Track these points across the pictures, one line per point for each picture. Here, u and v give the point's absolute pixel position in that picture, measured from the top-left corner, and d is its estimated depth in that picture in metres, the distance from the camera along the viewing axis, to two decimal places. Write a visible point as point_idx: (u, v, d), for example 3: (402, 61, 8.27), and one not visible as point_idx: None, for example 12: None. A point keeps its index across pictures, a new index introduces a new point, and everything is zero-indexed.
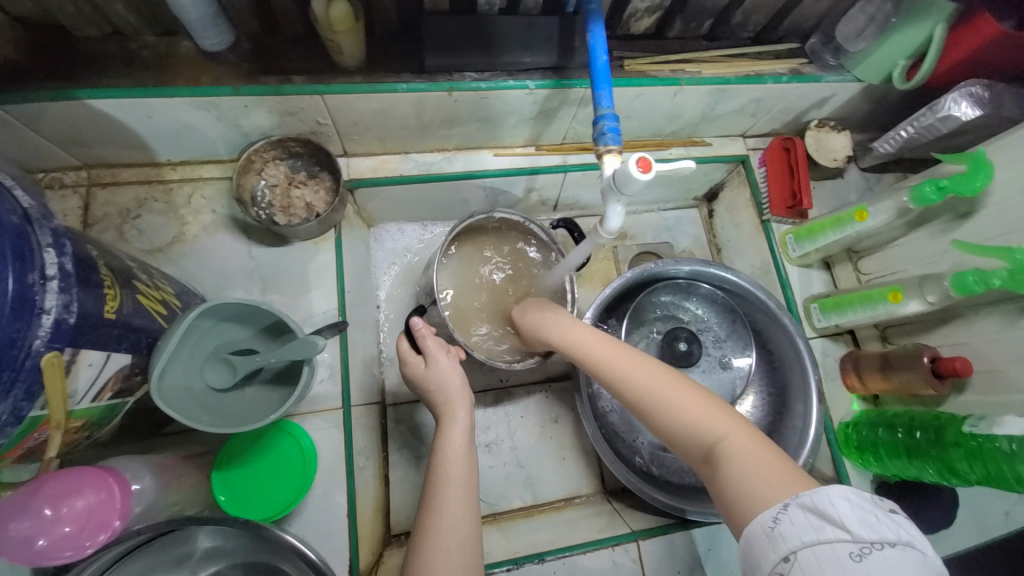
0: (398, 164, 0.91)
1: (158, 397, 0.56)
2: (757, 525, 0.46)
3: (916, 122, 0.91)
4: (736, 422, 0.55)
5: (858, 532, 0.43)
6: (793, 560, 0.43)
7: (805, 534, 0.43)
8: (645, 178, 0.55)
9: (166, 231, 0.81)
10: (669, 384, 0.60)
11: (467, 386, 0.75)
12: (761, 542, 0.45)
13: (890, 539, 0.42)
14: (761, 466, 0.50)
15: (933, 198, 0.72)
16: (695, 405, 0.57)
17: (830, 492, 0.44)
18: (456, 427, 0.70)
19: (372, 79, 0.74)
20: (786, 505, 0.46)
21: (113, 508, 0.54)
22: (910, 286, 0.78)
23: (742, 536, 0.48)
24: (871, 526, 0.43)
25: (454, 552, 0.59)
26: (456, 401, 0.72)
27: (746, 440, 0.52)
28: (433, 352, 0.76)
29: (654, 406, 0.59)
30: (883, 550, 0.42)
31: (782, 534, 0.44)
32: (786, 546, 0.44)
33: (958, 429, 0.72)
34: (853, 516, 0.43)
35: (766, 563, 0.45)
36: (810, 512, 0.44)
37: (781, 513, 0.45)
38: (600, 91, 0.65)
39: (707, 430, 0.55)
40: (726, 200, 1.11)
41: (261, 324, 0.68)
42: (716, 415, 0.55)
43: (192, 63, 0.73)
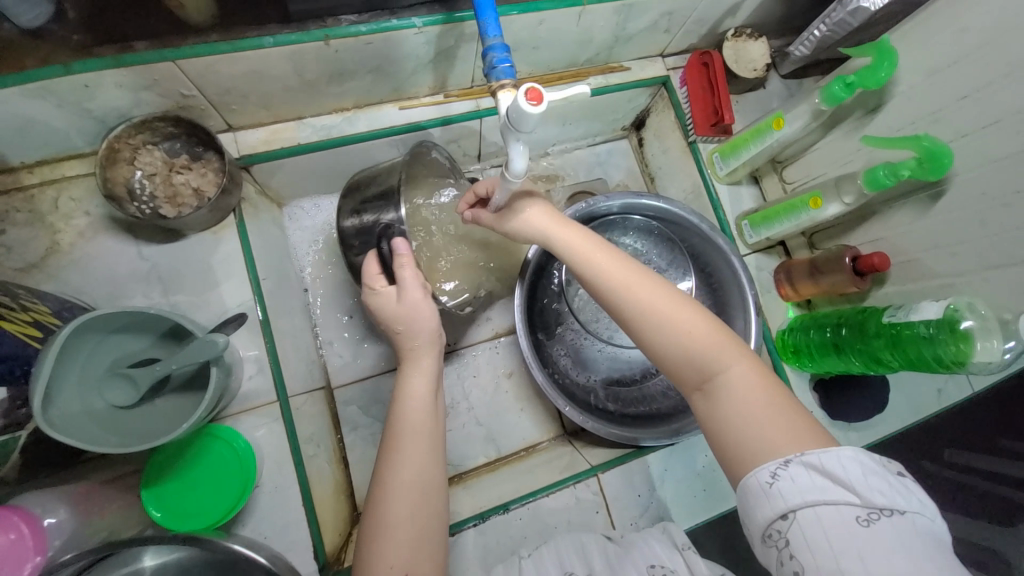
0: (294, 132, 0.83)
1: (46, 424, 0.51)
2: (756, 479, 0.49)
3: (828, 19, 0.88)
4: (744, 363, 0.57)
5: (866, 498, 0.46)
6: (792, 518, 0.46)
7: (807, 494, 0.47)
8: (539, 110, 0.51)
9: (36, 245, 0.70)
10: (685, 318, 0.60)
11: (436, 330, 0.72)
12: (761, 497, 0.49)
13: (898, 506, 0.45)
14: (767, 414, 0.53)
15: (843, 96, 0.71)
16: (703, 337, 0.59)
17: (839, 455, 0.48)
18: (414, 379, 0.69)
19: (231, 37, 0.65)
20: (788, 462, 0.49)
21: (26, 546, 0.51)
22: (828, 190, 0.78)
23: (739, 488, 0.51)
24: (879, 492, 0.46)
25: (415, 494, 0.59)
26: (421, 348, 0.71)
27: (752, 384, 0.55)
28: (407, 284, 0.69)
29: (660, 329, 0.60)
30: (888, 515, 0.45)
31: (782, 492, 0.48)
32: (786, 504, 0.47)
33: (878, 320, 0.75)
34: (864, 484, 0.46)
35: (764, 517, 0.48)
36: (819, 475, 0.47)
37: (783, 470, 0.48)
38: (485, 19, 0.58)
39: (716, 368, 0.57)
40: (654, 126, 1.08)
41: (160, 329, 0.62)
42: (726, 354, 0.57)
43: (8, 43, 0.61)
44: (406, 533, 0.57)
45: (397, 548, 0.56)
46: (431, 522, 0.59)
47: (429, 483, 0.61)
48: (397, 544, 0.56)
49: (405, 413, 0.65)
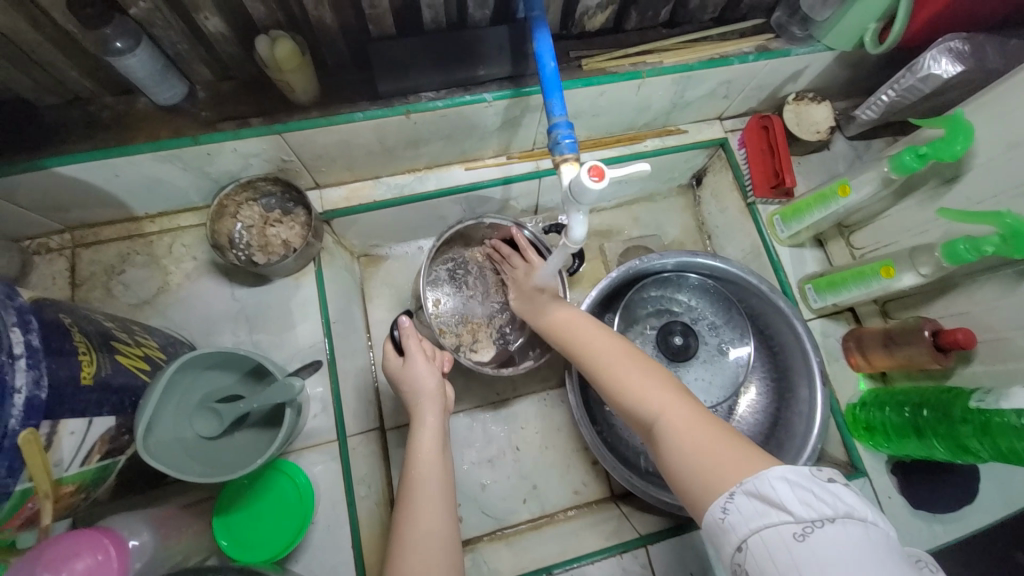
0: (371, 190, 0.91)
1: (145, 454, 0.56)
2: (709, 515, 0.46)
3: (897, 85, 0.87)
4: (680, 405, 0.56)
5: (799, 512, 0.42)
6: (745, 548, 0.43)
7: (751, 520, 0.43)
8: (600, 186, 0.54)
9: (150, 283, 0.83)
10: (633, 374, 0.62)
11: (439, 388, 0.76)
12: (714, 532, 0.45)
13: (830, 514, 0.41)
14: (702, 453, 0.50)
15: (915, 166, 0.70)
16: (640, 386, 0.60)
17: (770, 475, 0.44)
18: (425, 439, 0.71)
19: (328, 112, 0.74)
20: (731, 493, 0.45)
21: (111, 567, 0.54)
22: (901, 260, 0.75)
23: (702, 525, 0.48)
24: (810, 504, 0.42)
25: (432, 554, 0.60)
26: (426, 404, 0.74)
27: (686, 424, 0.54)
28: (413, 354, 0.77)
29: (608, 385, 0.64)
30: (823, 527, 0.40)
31: (731, 522, 0.44)
32: (735, 534, 0.43)
33: (964, 406, 0.69)
34: (794, 497, 0.42)
35: (725, 555, 0.44)
36: (753, 497, 0.44)
37: (729, 502, 0.45)
38: (552, 99, 0.64)
39: (653, 416, 0.57)
40: (711, 185, 1.08)
41: (245, 368, 0.69)
42: (659, 400, 0.57)
43: (151, 118, 0.73)
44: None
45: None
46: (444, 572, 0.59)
47: (444, 536, 0.62)
48: None
49: (419, 477, 0.67)
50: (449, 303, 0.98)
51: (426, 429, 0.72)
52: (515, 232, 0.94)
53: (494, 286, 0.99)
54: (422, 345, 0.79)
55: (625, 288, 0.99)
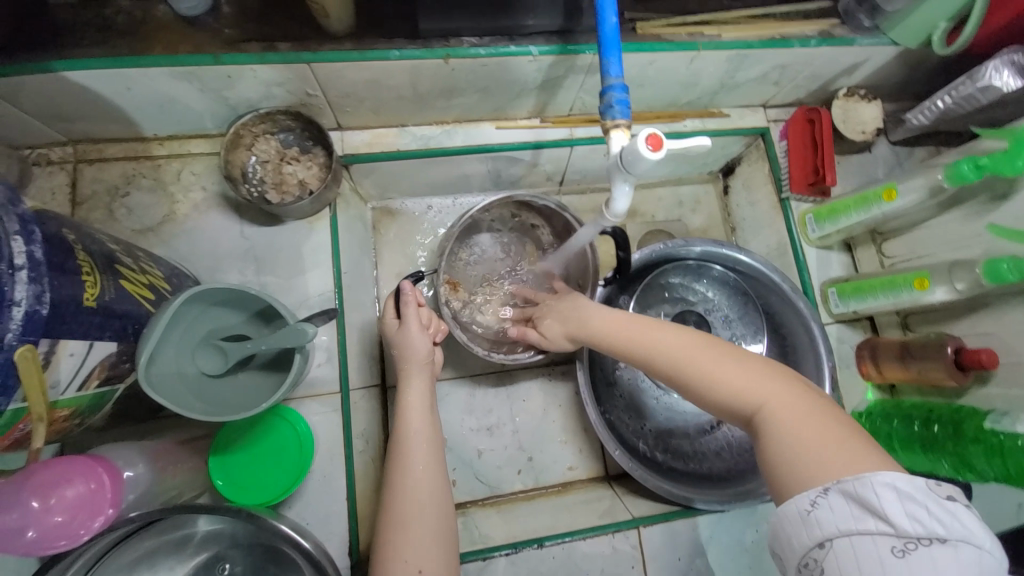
0: (394, 138, 0.86)
1: (148, 387, 0.54)
2: (793, 507, 0.45)
3: (954, 91, 0.82)
4: (785, 395, 0.50)
5: (903, 526, 0.40)
6: (828, 547, 0.42)
7: (842, 523, 0.42)
8: (656, 156, 0.51)
9: (156, 210, 0.79)
10: (714, 361, 0.55)
11: (429, 356, 0.74)
12: (794, 523, 0.44)
13: (940, 534, 0.40)
14: (823, 445, 0.46)
15: (971, 177, 0.68)
16: (731, 376, 0.54)
17: (876, 482, 0.42)
18: (412, 404, 0.70)
19: (362, 46, 0.69)
20: (826, 490, 0.43)
21: (105, 498, 0.52)
22: (938, 273, 0.73)
23: (775, 511, 0.47)
24: (918, 520, 0.40)
25: (424, 503, 0.61)
26: (414, 370, 0.72)
27: (798, 416, 0.48)
28: (408, 320, 0.74)
29: (685, 377, 0.57)
30: (929, 545, 0.39)
31: (818, 519, 0.43)
32: (821, 532, 0.43)
33: (979, 425, 0.70)
34: (901, 510, 0.41)
35: (798, 545, 0.44)
36: (853, 501, 0.42)
37: (821, 498, 0.43)
38: (609, 58, 0.59)
39: (755, 407, 0.51)
40: (743, 176, 1.05)
41: (253, 309, 0.66)
42: (759, 392, 0.51)
43: (169, 30, 0.67)
44: (420, 533, 0.59)
45: (411, 544, 0.58)
46: (440, 524, 0.61)
47: (435, 493, 0.63)
48: (411, 539, 0.58)
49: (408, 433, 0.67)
50: (475, 259, 0.95)
51: (412, 393, 0.71)
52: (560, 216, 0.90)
53: (530, 256, 0.96)
54: (421, 313, 0.75)
55: (646, 270, 0.96)
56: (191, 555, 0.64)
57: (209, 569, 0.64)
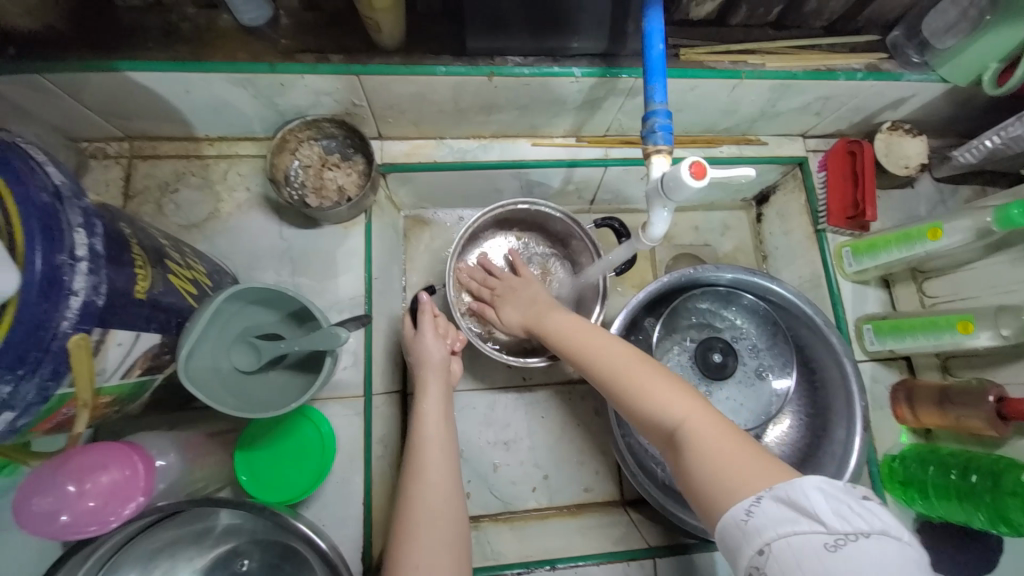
0: (432, 150, 0.88)
1: (187, 380, 0.56)
2: (729, 516, 0.43)
3: (1004, 132, 0.80)
4: (702, 412, 0.52)
5: (830, 522, 0.39)
6: (767, 553, 0.39)
7: (779, 526, 0.40)
8: (699, 184, 0.51)
9: (202, 207, 0.82)
10: (644, 375, 0.58)
11: (445, 363, 0.75)
12: (735, 534, 0.42)
13: (864, 529, 0.38)
14: (728, 458, 0.46)
15: (1021, 222, 0.66)
16: (657, 390, 0.55)
17: (804, 483, 0.41)
18: (428, 412, 0.70)
19: (410, 61, 0.71)
20: (759, 497, 0.42)
21: (137, 485, 0.53)
22: (983, 317, 0.71)
23: (716, 528, 0.45)
24: (844, 516, 0.39)
25: (437, 511, 0.61)
26: (430, 376, 0.73)
27: (711, 432, 0.49)
28: (424, 329, 0.76)
29: (620, 387, 0.59)
30: (857, 541, 0.38)
31: (756, 526, 0.41)
32: (760, 537, 0.40)
33: (1018, 478, 0.67)
34: (826, 507, 0.39)
35: (742, 557, 0.41)
36: (782, 503, 0.41)
37: (754, 505, 0.42)
38: (653, 84, 0.60)
39: (672, 421, 0.52)
40: (778, 204, 1.03)
41: (287, 309, 0.67)
42: (679, 406, 0.53)
43: (230, 38, 0.71)
44: (431, 540, 0.59)
45: (422, 550, 0.57)
46: (452, 532, 0.60)
47: (448, 500, 0.63)
48: (423, 546, 0.58)
49: (424, 440, 0.67)
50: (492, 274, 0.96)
51: (430, 399, 0.71)
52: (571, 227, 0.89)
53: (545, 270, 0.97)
54: (436, 322, 0.78)
55: (674, 294, 0.96)
56: (210, 547, 0.65)
57: (227, 563, 0.65)
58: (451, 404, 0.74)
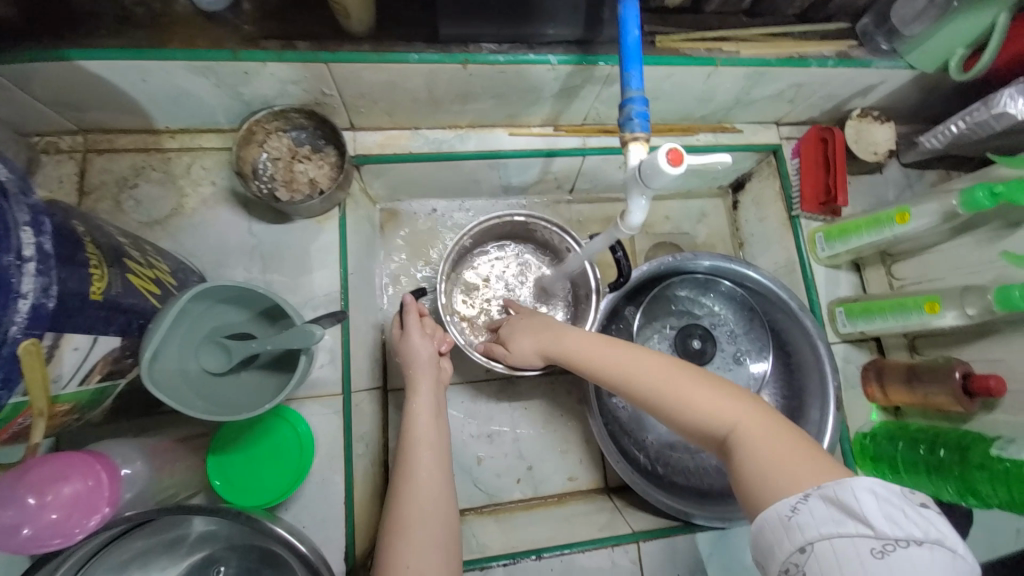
0: (407, 141, 0.86)
1: (151, 384, 0.53)
2: (774, 514, 0.43)
3: (969, 117, 0.82)
4: (749, 411, 0.51)
5: (881, 527, 0.39)
6: (809, 551, 0.40)
7: (824, 526, 0.40)
8: (676, 172, 0.50)
9: (165, 203, 0.78)
10: (680, 379, 0.56)
11: (433, 359, 0.74)
12: (775, 532, 0.42)
13: (916, 536, 0.39)
14: (784, 457, 0.46)
15: (986, 204, 0.68)
16: (697, 394, 0.54)
17: (855, 485, 0.41)
18: (419, 412, 0.69)
19: (381, 48, 0.69)
20: (807, 495, 0.42)
21: (102, 495, 0.51)
22: (949, 297, 0.73)
23: (754, 522, 0.45)
24: (894, 522, 0.39)
25: (427, 509, 0.60)
26: (420, 373, 0.72)
27: (762, 431, 0.49)
28: (410, 328, 0.75)
29: (653, 396, 0.57)
30: (907, 548, 0.38)
31: (800, 524, 0.41)
32: (803, 535, 0.41)
33: (985, 452, 0.70)
34: (878, 512, 0.40)
35: (780, 552, 0.42)
36: (832, 504, 0.41)
37: (802, 504, 0.42)
38: (629, 70, 0.59)
39: (721, 424, 0.51)
40: (753, 191, 1.04)
41: (259, 307, 0.65)
42: (724, 408, 0.52)
43: (187, 23, 0.67)
44: (421, 538, 0.58)
45: (414, 549, 0.57)
46: (444, 530, 0.60)
47: (439, 497, 0.62)
48: (413, 544, 0.57)
49: (415, 440, 0.66)
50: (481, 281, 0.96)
51: (421, 396, 0.70)
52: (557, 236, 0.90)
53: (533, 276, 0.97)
54: (423, 322, 0.76)
55: (653, 283, 0.96)
56: (186, 554, 0.63)
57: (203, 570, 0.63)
58: (444, 403, 0.72)
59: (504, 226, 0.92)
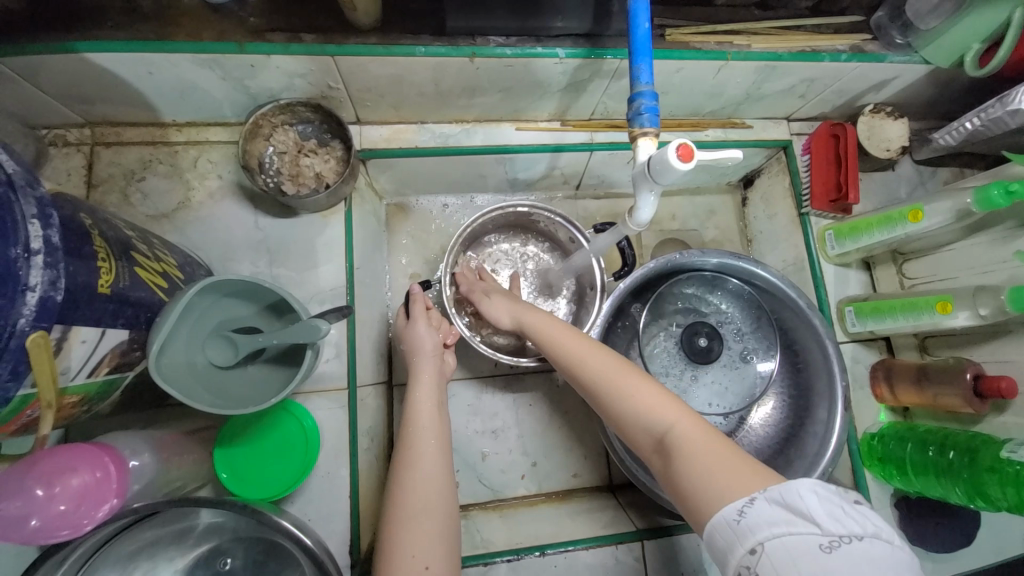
0: (414, 135, 0.86)
1: (159, 378, 0.53)
2: (720, 517, 0.42)
3: (983, 113, 0.80)
4: (691, 417, 0.51)
5: (825, 524, 0.38)
6: (760, 554, 0.38)
7: (773, 527, 0.39)
8: (686, 167, 0.50)
9: (171, 196, 0.78)
10: (630, 380, 0.57)
11: (438, 349, 0.75)
12: (725, 537, 0.41)
13: (857, 531, 0.38)
14: (719, 460, 0.45)
15: (1000, 203, 0.67)
16: (645, 396, 0.54)
17: (799, 486, 0.40)
18: (421, 404, 0.68)
19: (387, 41, 0.68)
20: (752, 498, 0.41)
21: (110, 488, 0.51)
22: (962, 297, 0.72)
23: (703, 528, 0.43)
24: (837, 518, 0.39)
25: (431, 499, 0.60)
26: (423, 362, 0.72)
27: (700, 434, 0.48)
28: (416, 317, 0.76)
29: (607, 393, 0.58)
30: (851, 543, 0.37)
31: (748, 526, 0.40)
32: (752, 537, 0.39)
33: (996, 453, 0.69)
34: (821, 509, 0.39)
35: (732, 558, 0.40)
36: (777, 504, 0.40)
37: (747, 506, 0.41)
38: (639, 64, 0.58)
39: (662, 426, 0.51)
40: (763, 188, 1.03)
41: (265, 301, 0.65)
42: (668, 410, 0.52)
43: (194, 15, 0.67)
44: (425, 527, 0.57)
45: (416, 538, 0.56)
46: (446, 519, 0.59)
47: (440, 486, 0.61)
48: (419, 533, 0.57)
49: (416, 429, 0.66)
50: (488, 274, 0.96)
51: (423, 386, 0.70)
52: (563, 227, 0.90)
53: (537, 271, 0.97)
54: (430, 315, 0.78)
55: (659, 280, 0.95)
56: (193, 546, 0.63)
57: (208, 562, 0.63)
58: (445, 395, 0.72)
59: (510, 217, 0.92)
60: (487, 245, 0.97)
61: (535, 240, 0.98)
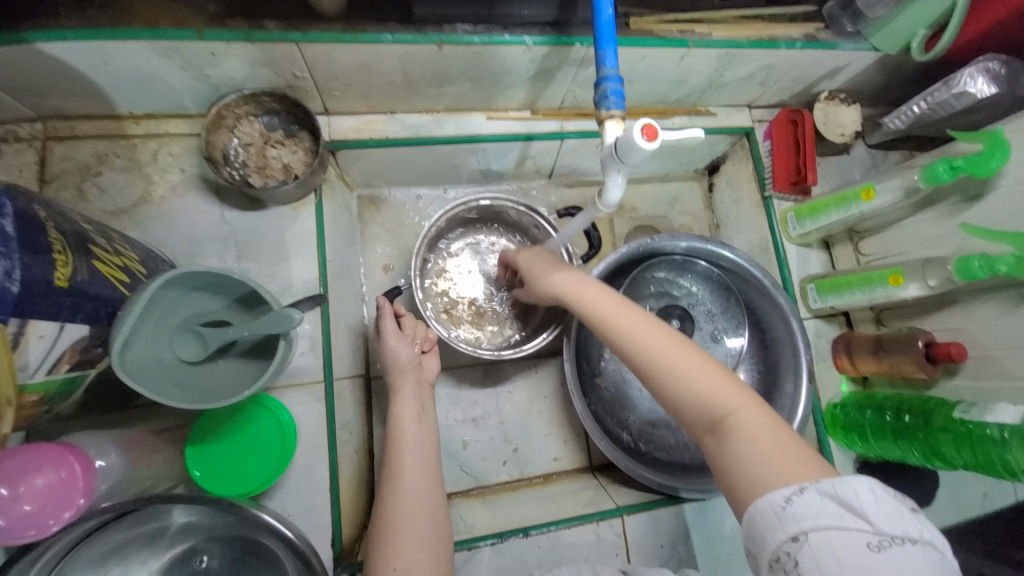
0: (384, 126, 0.85)
1: (123, 373, 0.52)
2: (767, 502, 0.44)
3: (930, 97, 0.85)
4: (750, 403, 0.51)
5: (878, 525, 0.41)
6: (803, 540, 0.41)
7: (820, 517, 0.42)
8: (651, 147, 0.51)
9: (131, 191, 0.75)
10: (687, 359, 0.55)
11: (413, 359, 0.74)
12: (767, 520, 0.44)
13: (911, 535, 0.40)
14: (780, 453, 0.47)
15: (946, 178, 0.71)
16: (704, 377, 0.53)
17: (854, 482, 0.43)
18: (405, 407, 0.69)
19: (353, 28, 0.67)
20: (802, 488, 0.43)
21: (77, 486, 0.50)
22: (912, 269, 0.76)
23: (746, 510, 0.46)
24: (891, 520, 0.41)
25: (413, 512, 0.60)
26: (401, 377, 0.72)
27: (760, 424, 0.49)
28: (385, 329, 0.74)
29: (660, 367, 0.56)
30: (902, 546, 0.39)
31: (794, 514, 0.42)
32: (797, 525, 0.42)
33: (948, 415, 0.73)
34: (876, 510, 0.41)
35: (770, 541, 0.43)
36: (830, 499, 0.42)
37: (797, 495, 0.43)
38: (604, 49, 0.59)
39: (723, 410, 0.51)
40: (728, 174, 1.07)
41: (235, 294, 0.63)
42: (727, 396, 0.52)
43: (150, 2, 0.65)
44: (410, 541, 0.58)
45: (402, 553, 0.56)
46: (430, 530, 0.60)
47: (425, 498, 0.62)
48: (405, 548, 0.57)
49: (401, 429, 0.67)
50: (456, 266, 0.96)
51: (406, 398, 0.70)
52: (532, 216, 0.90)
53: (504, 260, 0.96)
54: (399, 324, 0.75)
55: (631, 266, 0.97)
56: (168, 546, 0.61)
57: (185, 561, 0.62)
58: (428, 401, 0.73)
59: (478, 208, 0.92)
60: (453, 236, 0.96)
61: (501, 228, 0.98)
